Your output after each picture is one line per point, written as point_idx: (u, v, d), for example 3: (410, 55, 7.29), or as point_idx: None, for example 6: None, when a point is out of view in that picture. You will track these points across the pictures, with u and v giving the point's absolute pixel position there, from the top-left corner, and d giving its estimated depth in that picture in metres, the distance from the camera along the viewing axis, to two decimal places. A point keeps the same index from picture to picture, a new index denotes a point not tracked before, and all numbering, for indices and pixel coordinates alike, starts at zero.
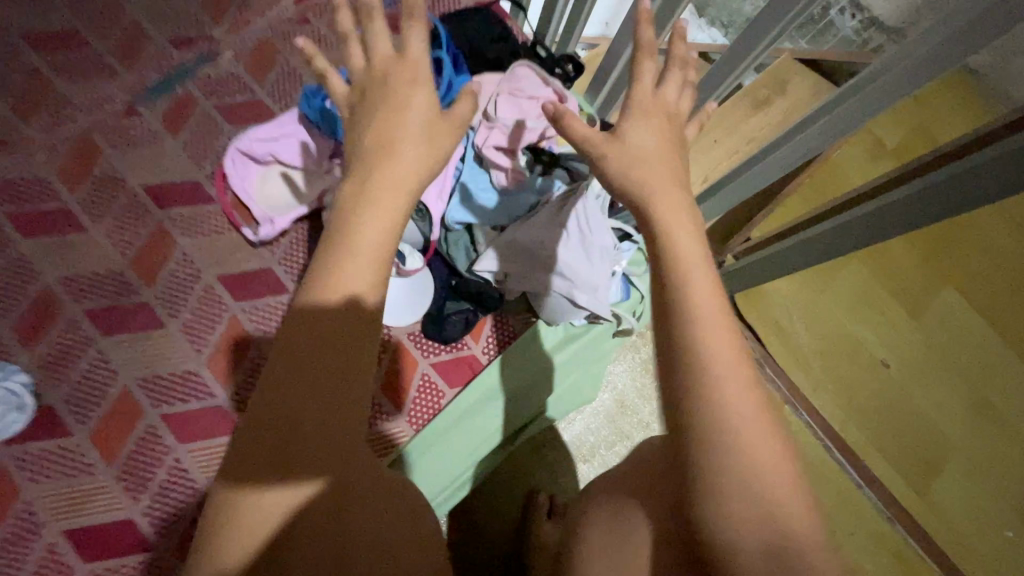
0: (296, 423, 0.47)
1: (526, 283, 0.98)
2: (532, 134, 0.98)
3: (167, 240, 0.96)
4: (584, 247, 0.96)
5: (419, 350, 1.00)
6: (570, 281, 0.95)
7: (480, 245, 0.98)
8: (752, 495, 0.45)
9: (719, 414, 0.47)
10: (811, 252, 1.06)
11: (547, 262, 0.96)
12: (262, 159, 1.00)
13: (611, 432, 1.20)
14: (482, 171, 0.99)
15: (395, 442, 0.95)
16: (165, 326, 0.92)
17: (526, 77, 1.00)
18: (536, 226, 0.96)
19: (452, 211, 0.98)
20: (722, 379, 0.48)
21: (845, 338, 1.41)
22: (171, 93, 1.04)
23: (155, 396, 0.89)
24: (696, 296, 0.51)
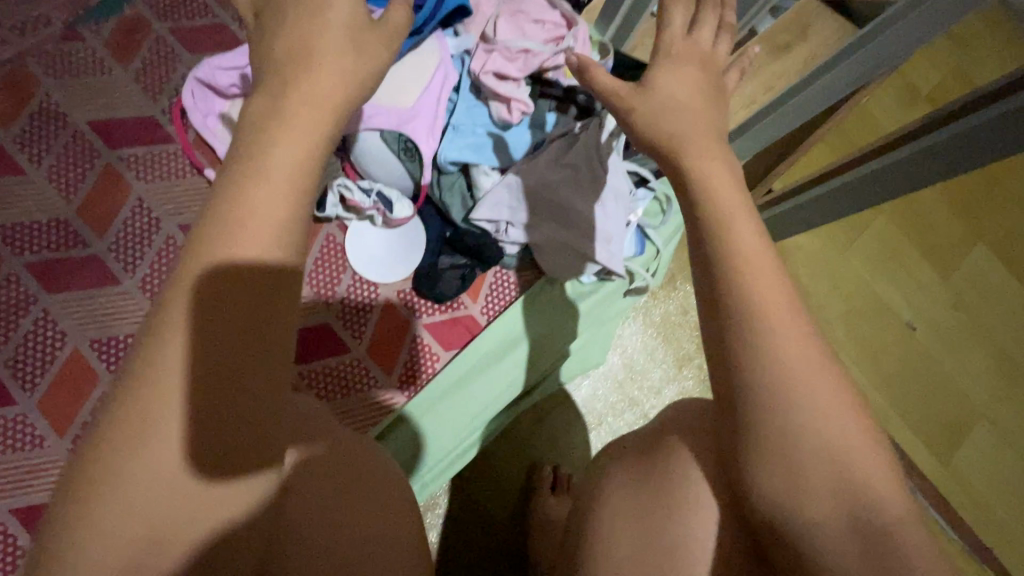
0: (245, 387, 0.37)
1: (533, 232, 0.86)
2: (537, 59, 0.85)
3: (119, 184, 0.84)
4: (598, 192, 0.86)
5: (410, 310, 0.88)
6: (581, 232, 0.86)
7: (479, 191, 0.87)
8: (834, 469, 0.41)
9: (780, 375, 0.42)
10: (828, 210, 0.95)
11: (556, 212, 0.86)
12: (223, 89, 0.85)
13: (620, 399, 1.11)
14: (479, 104, 0.87)
15: (386, 409, 0.85)
16: (121, 282, 0.81)
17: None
18: (547, 170, 0.85)
19: (444, 148, 0.85)
20: (787, 344, 0.43)
21: (870, 299, 1.31)
22: (119, 15, 0.90)
23: (111, 360, 0.78)
24: (736, 248, 0.45)
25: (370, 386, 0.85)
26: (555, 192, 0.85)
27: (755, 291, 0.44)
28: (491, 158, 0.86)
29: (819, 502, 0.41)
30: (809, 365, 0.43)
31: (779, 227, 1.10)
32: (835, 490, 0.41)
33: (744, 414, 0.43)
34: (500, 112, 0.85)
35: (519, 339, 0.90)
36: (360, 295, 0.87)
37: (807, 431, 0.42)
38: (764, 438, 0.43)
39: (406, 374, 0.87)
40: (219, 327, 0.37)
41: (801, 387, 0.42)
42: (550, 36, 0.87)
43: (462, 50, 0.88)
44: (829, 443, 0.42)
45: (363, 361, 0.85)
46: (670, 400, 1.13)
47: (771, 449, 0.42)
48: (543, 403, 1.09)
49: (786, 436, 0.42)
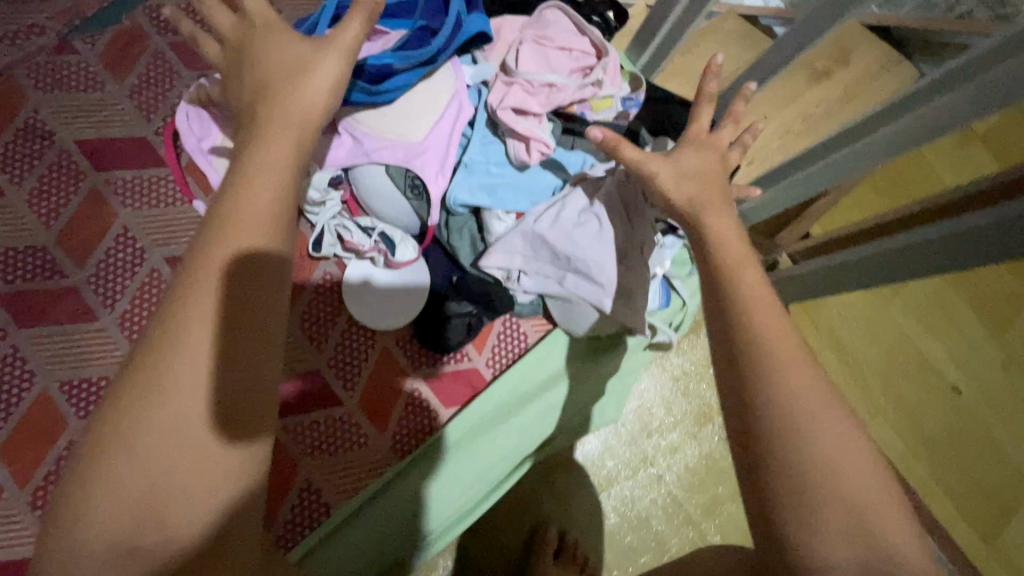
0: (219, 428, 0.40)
1: (547, 284, 0.78)
2: (563, 93, 0.78)
3: (103, 208, 0.78)
4: (619, 242, 0.77)
5: (409, 359, 0.81)
6: (600, 287, 0.76)
7: (490, 235, 0.78)
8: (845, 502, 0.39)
9: (772, 413, 0.42)
10: (848, 279, 0.89)
11: (576, 265, 0.76)
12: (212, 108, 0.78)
13: (633, 455, 1.03)
14: (495, 142, 0.78)
15: (376, 469, 0.77)
16: (98, 319, 0.74)
17: (556, 22, 0.82)
18: (566, 219, 0.75)
19: (457, 185, 0.76)
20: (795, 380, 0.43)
21: (911, 357, 1.20)
22: (115, 25, 0.85)
23: (80, 404, 0.71)
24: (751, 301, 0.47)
25: (357, 445, 0.77)
26: (576, 246, 0.75)
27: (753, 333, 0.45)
28: (507, 202, 0.77)
29: (831, 538, 0.38)
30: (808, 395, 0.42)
31: (794, 288, 1.03)
32: (849, 528, 0.38)
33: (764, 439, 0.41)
34: (518, 153, 0.76)
35: (559, 376, 0.85)
36: (354, 341, 0.79)
37: (813, 459, 0.40)
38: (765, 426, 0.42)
39: (400, 433, 0.78)
40: (181, 385, 0.39)
41: (805, 422, 0.41)
42: (576, 69, 0.81)
43: (479, 81, 0.80)
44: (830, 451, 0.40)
45: (352, 418, 0.77)
46: (687, 458, 1.03)
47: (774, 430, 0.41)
48: (551, 458, 1.01)
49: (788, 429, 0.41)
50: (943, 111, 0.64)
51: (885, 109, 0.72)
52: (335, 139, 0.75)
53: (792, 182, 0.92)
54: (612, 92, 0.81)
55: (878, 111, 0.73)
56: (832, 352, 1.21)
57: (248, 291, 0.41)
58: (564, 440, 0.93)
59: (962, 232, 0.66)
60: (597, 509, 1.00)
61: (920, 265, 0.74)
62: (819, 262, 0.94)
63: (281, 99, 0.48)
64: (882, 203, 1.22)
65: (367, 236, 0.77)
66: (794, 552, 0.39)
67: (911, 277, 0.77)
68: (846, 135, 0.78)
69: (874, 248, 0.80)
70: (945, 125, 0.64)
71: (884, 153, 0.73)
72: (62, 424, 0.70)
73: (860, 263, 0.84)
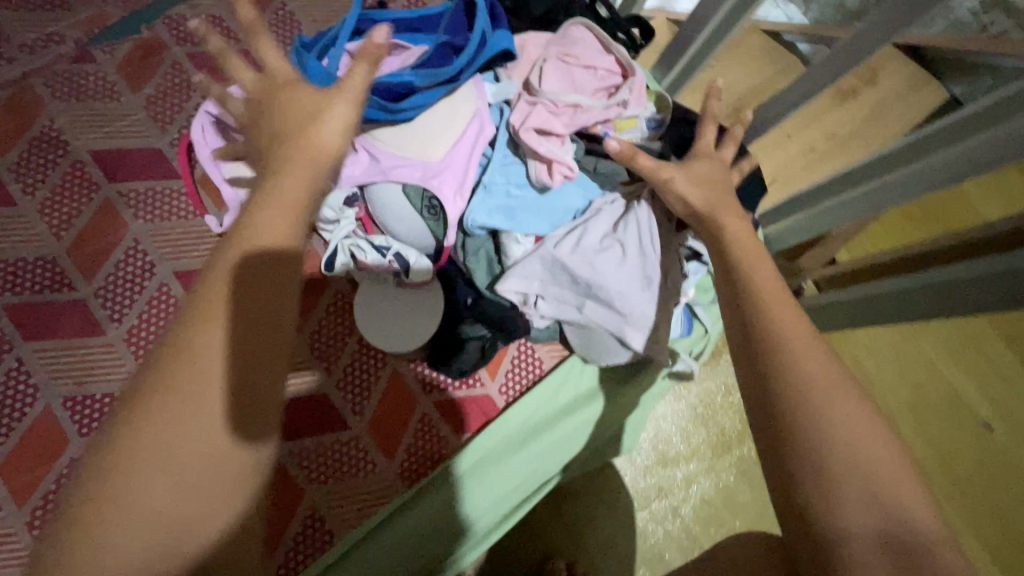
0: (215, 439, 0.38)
1: (565, 310, 0.75)
2: (588, 114, 0.75)
3: (115, 220, 0.76)
4: (642, 269, 0.74)
5: (419, 384, 0.78)
6: (621, 316, 0.73)
7: (507, 258, 0.75)
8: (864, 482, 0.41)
9: (792, 391, 0.45)
10: (874, 313, 0.85)
11: (597, 292, 0.73)
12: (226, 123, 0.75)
13: (648, 485, 0.99)
14: (516, 162, 0.76)
15: (383, 497, 0.74)
16: (105, 334, 0.73)
17: (581, 40, 0.80)
18: (587, 244, 0.73)
19: (476, 206, 0.74)
20: (810, 380, 0.46)
21: (939, 389, 1.16)
22: (135, 34, 0.84)
23: (84, 420, 0.69)
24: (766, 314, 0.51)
25: (365, 471, 0.74)
26: (599, 273, 0.72)
27: (766, 340, 0.49)
28: (526, 225, 0.74)
29: (851, 502, 0.40)
30: (824, 378, 0.46)
31: (814, 318, 1.00)
32: (866, 500, 0.40)
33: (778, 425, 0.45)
34: (540, 176, 0.73)
35: (592, 395, 0.81)
36: (365, 362, 0.77)
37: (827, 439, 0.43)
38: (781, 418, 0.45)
39: (410, 460, 0.75)
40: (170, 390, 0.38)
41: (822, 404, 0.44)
42: (600, 88, 0.79)
43: (501, 100, 0.78)
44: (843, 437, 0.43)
45: (360, 443, 0.75)
46: (705, 490, 0.99)
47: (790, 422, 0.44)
48: (562, 486, 0.98)
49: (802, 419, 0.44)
50: (989, 144, 0.62)
51: (921, 140, 0.69)
52: (352, 156, 0.74)
53: (821, 210, 0.89)
54: (637, 113, 0.78)
55: (910, 142, 0.70)
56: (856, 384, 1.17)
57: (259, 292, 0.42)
58: (578, 469, 0.90)
59: (1006, 271, 0.63)
60: (610, 542, 0.95)
61: (957, 302, 0.71)
62: (846, 293, 0.91)
63: (319, 135, 0.48)
64: (913, 229, 1.18)
65: (382, 258, 0.75)
66: (817, 514, 0.41)
67: (944, 315, 0.74)
68: (882, 163, 0.76)
69: (904, 282, 0.77)
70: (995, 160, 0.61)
71: (927, 184, 0.70)
72: (63, 441, 0.68)
73: (890, 297, 0.81)
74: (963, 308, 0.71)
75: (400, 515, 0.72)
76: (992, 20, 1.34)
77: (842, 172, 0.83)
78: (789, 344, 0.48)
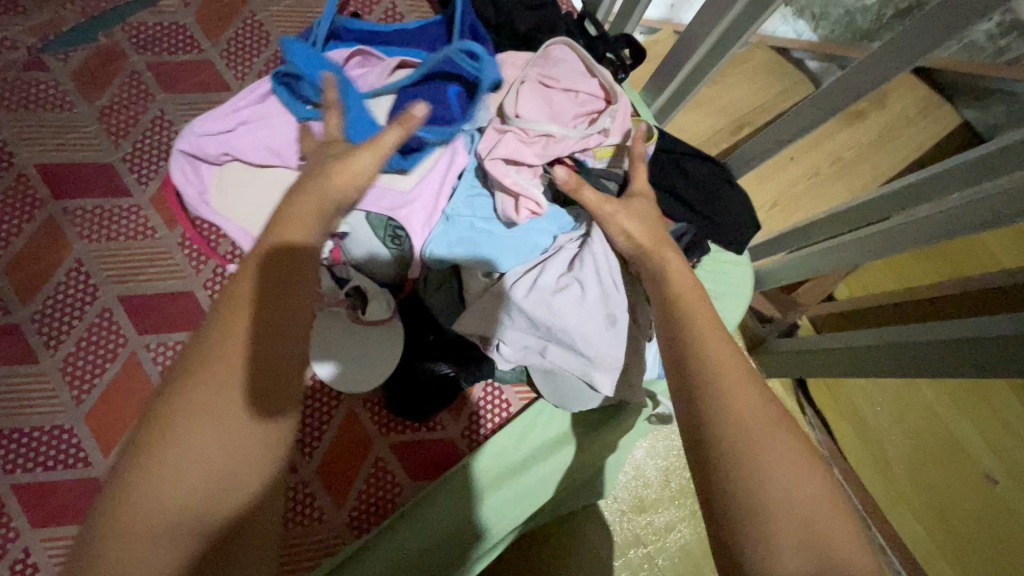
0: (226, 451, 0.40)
1: (527, 355, 0.70)
2: (562, 144, 0.70)
3: (58, 239, 0.72)
4: (607, 309, 0.68)
5: (375, 425, 0.73)
6: (585, 359, 0.68)
7: (467, 295, 0.71)
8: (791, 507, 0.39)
9: (730, 436, 0.43)
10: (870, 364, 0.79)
11: (558, 335, 0.67)
12: (212, 157, 0.75)
13: (625, 534, 0.94)
14: (484, 195, 0.73)
15: (329, 549, 0.67)
16: (39, 363, 0.68)
17: (559, 61, 0.75)
18: (543, 284, 0.68)
19: (437, 238, 0.71)
20: (739, 411, 0.44)
21: (939, 435, 1.10)
22: (92, 41, 0.81)
23: (11, 457, 0.64)
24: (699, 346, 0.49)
25: (310, 519, 0.68)
26: (558, 314, 0.66)
27: (705, 371, 0.47)
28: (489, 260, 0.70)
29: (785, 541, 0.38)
30: (764, 416, 0.44)
31: (804, 361, 0.94)
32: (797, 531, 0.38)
33: (711, 459, 0.43)
34: (506, 210, 0.70)
35: (564, 439, 0.75)
36: (317, 402, 0.72)
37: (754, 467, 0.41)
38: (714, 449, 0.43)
39: (361, 508, 0.70)
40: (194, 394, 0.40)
41: (748, 434, 0.43)
42: (579, 112, 0.73)
43: (474, 126, 0.74)
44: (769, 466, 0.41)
45: (308, 488, 0.69)
46: (684, 539, 0.94)
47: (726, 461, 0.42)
48: (534, 532, 0.92)
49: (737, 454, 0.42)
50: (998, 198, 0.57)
51: (927, 181, 0.66)
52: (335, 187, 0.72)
53: (817, 251, 0.84)
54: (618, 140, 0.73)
55: (916, 181, 0.67)
56: (854, 431, 1.11)
57: (265, 322, 0.44)
58: (546, 517, 0.85)
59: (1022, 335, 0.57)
60: None
61: (962, 362, 0.65)
62: (840, 337, 0.85)
63: None
64: (916, 264, 1.13)
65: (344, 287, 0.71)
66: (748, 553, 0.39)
67: (947, 373, 0.68)
68: (885, 204, 0.71)
69: (905, 334, 0.72)
70: (1004, 217, 0.56)
71: (929, 235, 0.65)
72: None
73: (886, 350, 0.75)
74: (967, 367, 0.65)
75: (346, 568, 0.64)
76: (1008, 46, 1.29)
77: (841, 212, 0.78)
78: (738, 394, 0.45)
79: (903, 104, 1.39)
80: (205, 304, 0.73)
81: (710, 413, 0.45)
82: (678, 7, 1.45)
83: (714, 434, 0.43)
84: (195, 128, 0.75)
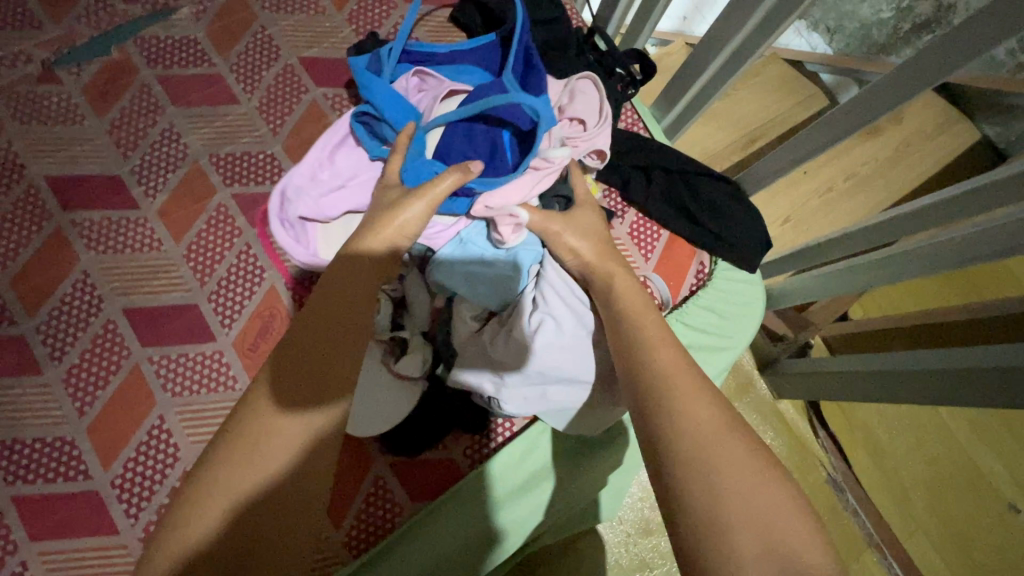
0: (240, 465, 0.45)
1: (529, 405, 0.69)
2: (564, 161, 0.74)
3: (66, 252, 0.72)
4: (583, 328, 0.70)
5: (376, 442, 0.71)
6: (581, 382, 0.70)
7: (456, 346, 0.72)
8: (755, 526, 0.42)
9: (696, 463, 0.45)
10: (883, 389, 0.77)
11: (555, 376, 0.68)
12: (325, 216, 0.74)
13: (632, 557, 0.92)
14: (480, 230, 0.73)
15: (327, 568, 0.66)
16: (43, 374, 0.68)
17: (584, 91, 0.79)
18: (519, 333, 0.68)
19: (439, 273, 0.72)
20: (711, 441, 0.46)
21: (958, 461, 1.06)
22: (105, 55, 0.81)
23: (13, 469, 0.64)
24: (671, 374, 0.52)
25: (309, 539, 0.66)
26: (539, 360, 0.67)
27: (676, 397, 0.50)
28: (479, 295, 0.72)
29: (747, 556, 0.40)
30: (731, 444, 0.47)
31: (817, 385, 0.92)
32: (756, 547, 0.41)
33: (683, 481, 0.45)
34: (494, 232, 0.72)
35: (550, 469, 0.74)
36: None
37: (719, 487, 0.44)
38: (689, 472, 0.45)
39: (360, 527, 0.68)
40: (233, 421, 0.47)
41: (715, 463, 0.45)
42: (574, 135, 0.76)
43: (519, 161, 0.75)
44: (733, 487, 0.44)
45: None
46: None
47: (701, 485, 0.44)
48: (537, 554, 0.90)
49: (707, 473, 0.45)
50: (1009, 225, 0.56)
51: (943, 203, 0.63)
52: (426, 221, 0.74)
53: (829, 272, 0.83)
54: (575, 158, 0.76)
55: (932, 204, 0.65)
56: (870, 455, 1.07)
57: (285, 356, 0.49)
58: (551, 538, 0.84)
59: None
60: None
61: (976, 391, 0.63)
62: (850, 361, 0.83)
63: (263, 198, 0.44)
64: (933, 284, 1.10)
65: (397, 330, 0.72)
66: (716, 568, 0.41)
67: (961, 401, 0.66)
68: (900, 227, 0.69)
69: (916, 360, 0.70)
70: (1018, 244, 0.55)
71: (941, 259, 0.64)
72: None
73: (897, 376, 0.73)
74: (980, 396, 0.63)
75: None
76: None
77: (851, 234, 0.76)
78: (704, 419, 0.48)
79: (920, 119, 1.37)
80: (209, 318, 0.73)
81: (688, 437, 0.47)
82: (690, 20, 1.44)
83: (702, 461, 0.45)
84: (299, 184, 0.74)
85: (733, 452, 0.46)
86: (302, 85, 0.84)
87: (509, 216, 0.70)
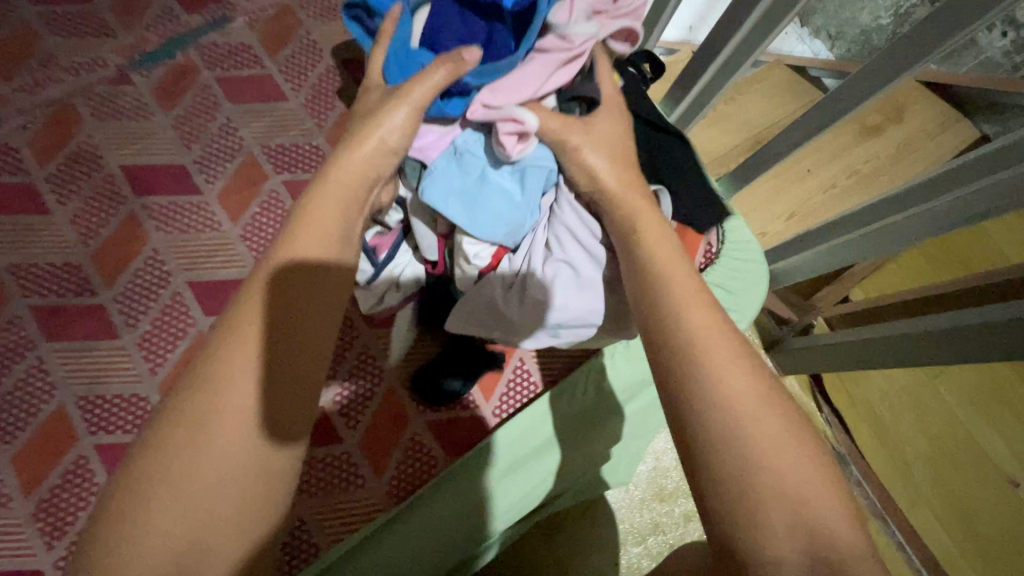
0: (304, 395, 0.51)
1: (540, 342, 0.76)
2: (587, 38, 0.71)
3: (137, 232, 0.81)
4: (593, 271, 0.74)
5: (413, 404, 0.79)
6: (589, 323, 0.75)
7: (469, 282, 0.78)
8: (784, 501, 0.44)
9: (733, 450, 0.46)
10: (884, 358, 0.83)
11: (566, 322, 0.74)
12: None
13: (645, 520, 0.98)
14: (481, 148, 0.72)
15: (369, 513, 0.73)
16: (119, 338, 0.76)
17: None
18: (534, 283, 0.74)
19: (432, 192, 0.71)
20: (747, 415, 0.47)
21: (958, 437, 1.12)
22: (170, 59, 0.91)
23: (94, 420, 0.72)
24: (703, 336, 0.51)
25: (354, 487, 0.74)
26: (555, 310, 0.73)
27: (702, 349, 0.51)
28: (483, 227, 0.71)
29: (776, 534, 0.43)
30: (759, 414, 0.48)
31: (824, 360, 0.97)
32: (788, 524, 0.43)
33: (719, 460, 0.46)
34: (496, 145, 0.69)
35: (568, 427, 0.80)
36: (360, 376, 0.80)
37: (752, 469, 0.45)
38: (723, 450, 0.46)
39: (399, 477, 0.76)
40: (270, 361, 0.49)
41: (741, 432, 0.46)
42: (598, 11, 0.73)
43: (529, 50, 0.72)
44: (767, 462, 0.45)
45: (351, 457, 0.75)
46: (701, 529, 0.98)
47: (730, 451, 0.46)
48: (556, 517, 0.96)
49: (733, 437, 0.46)
50: (991, 193, 0.62)
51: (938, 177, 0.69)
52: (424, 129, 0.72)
53: (829, 249, 0.88)
54: (600, 34, 0.73)
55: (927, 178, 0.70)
56: (873, 432, 1.13)
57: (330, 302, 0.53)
58: (569, 496, 0.90)
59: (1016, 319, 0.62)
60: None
61: (967, 348, 0.69)
62: (855, 333, 0.88)
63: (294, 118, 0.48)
64: (930, 270, 1.17)
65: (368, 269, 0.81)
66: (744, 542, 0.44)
67: (954, 361, 0.72)
68: (894, 201, 0.75)
69: (912, 327, 0.76)
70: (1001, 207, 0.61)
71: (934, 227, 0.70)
72: (75, 438, 0.71)
73: (899, 345, 0.79)
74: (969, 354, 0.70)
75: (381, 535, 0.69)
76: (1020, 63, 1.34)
77: (848, 213, 0.83)
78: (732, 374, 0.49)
79: (920, 119, 1.44)
80: None
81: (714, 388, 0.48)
82: (696, 28, 1.53)
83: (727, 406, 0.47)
84: None
85: (757, 408, 0.48)
86: (344, 84, 0.93)
87: (512, 123, 0.67)
